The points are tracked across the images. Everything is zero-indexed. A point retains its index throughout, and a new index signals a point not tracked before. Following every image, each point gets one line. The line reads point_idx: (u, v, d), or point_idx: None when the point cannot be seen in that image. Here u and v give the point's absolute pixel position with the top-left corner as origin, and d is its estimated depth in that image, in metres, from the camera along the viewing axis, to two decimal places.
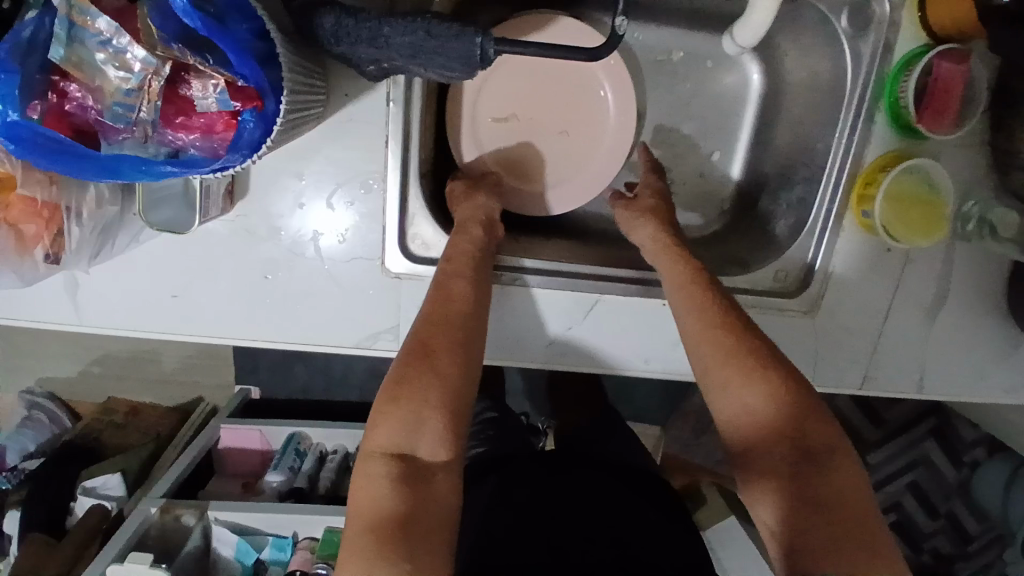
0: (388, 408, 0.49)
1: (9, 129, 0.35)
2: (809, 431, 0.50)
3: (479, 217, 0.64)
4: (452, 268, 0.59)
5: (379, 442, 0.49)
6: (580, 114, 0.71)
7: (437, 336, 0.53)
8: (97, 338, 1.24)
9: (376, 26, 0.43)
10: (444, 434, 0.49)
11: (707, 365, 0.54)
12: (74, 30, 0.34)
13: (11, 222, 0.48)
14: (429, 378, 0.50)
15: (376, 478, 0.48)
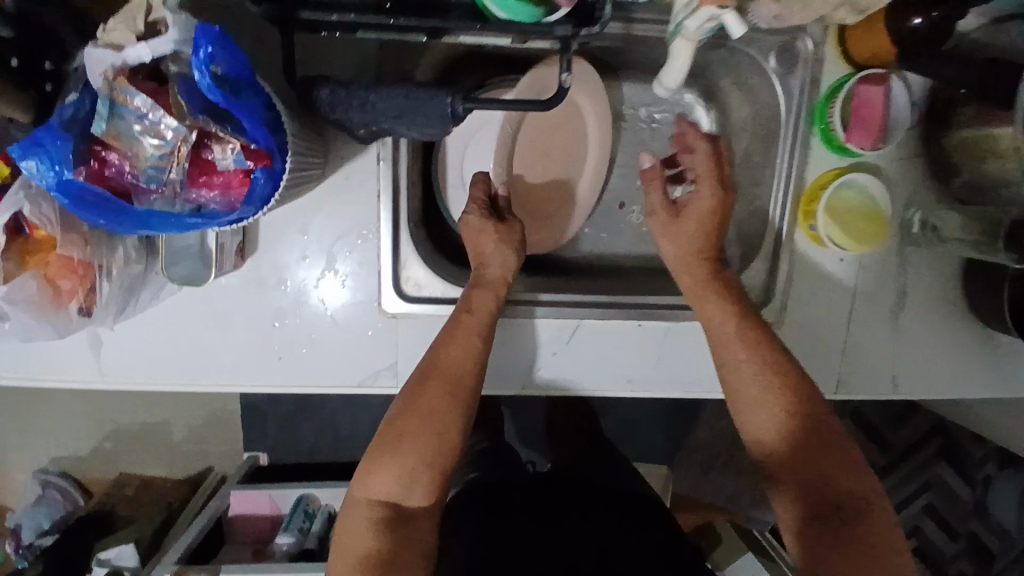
0: (386, 462, 0.58)
1: (61, 186, 0.40)
2: (841, 487, 0.57)
3: (505, 281, 0.68)
4: (471, 320, 0.64)
5: (373, 490, 0.58)
6: (573, 144, 0.80)
7: (440, 398, 0.60)
8: (108, 414, 1.28)
9: (365, 95, 0.51)
10: (430, 488, 0.59)
11: (743, 407, 0.61)
12: (115, 107, 0.41)
13: (50, 279, 0.53)
14: (426, 437, 0.59)
15: (362, 519, 0.58)
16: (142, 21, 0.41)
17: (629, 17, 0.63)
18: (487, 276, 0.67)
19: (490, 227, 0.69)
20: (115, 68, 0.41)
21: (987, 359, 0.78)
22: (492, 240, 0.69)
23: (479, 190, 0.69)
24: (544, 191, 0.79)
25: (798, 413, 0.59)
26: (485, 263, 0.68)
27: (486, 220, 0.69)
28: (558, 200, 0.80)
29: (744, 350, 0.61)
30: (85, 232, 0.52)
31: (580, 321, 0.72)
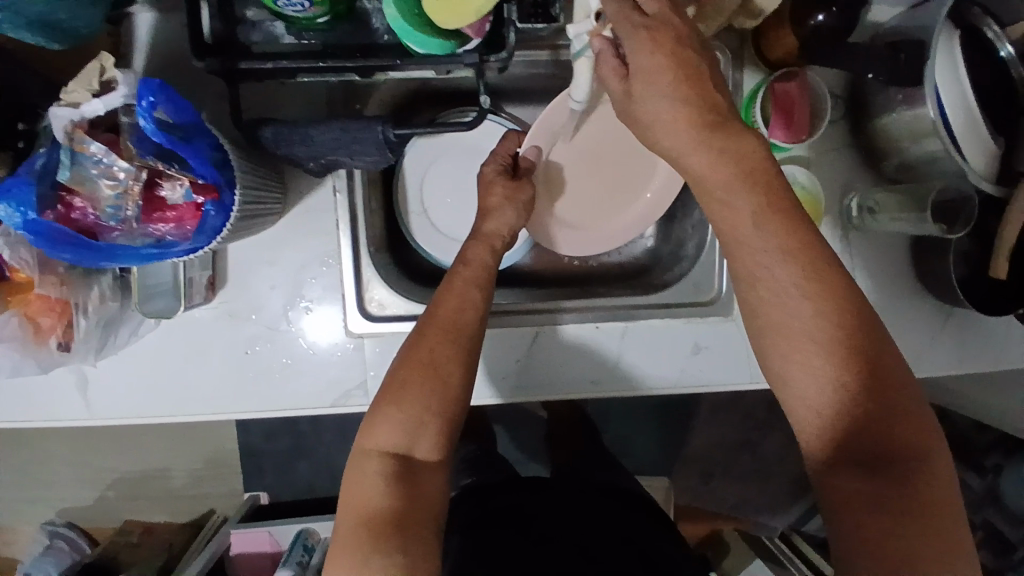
0: (391, 413, 0.57)
1: (29, 225, 0.45)
2: (879, 394, 0.50)
3: (502, 235, 0.69)
4: (467, 272, 0.65)
5: (379, 444, 0.57)
6: (631, 176, 0.80)
7: (441, 345, 0.59)
8: (111, 463, 1.31)
9: (304, 130, 0.56)
10: (438, 438, 0.58)
11: (776, 325, 0.52)
12: (74, 155, 0.47)
13: (32, 316, 0.59)
14: (429, 383, 0.58)
15: (369, 475, 0.55)
16: (96, 80, 0.46)
17: (554, 42, 0.67)
18: (485, 230, 0.69)
19: (500, 179, 0.71)
20: (74, 122, 0.46)
21: (949, 335, 0.79)
22: (498, 194, 0.71)
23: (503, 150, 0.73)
24: (583, 194, 0.79)
25: (853, 331, 0.50)
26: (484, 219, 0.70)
27: (498, 175, 0.72)
28: (598, 210, 0.80)
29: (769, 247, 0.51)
30: (62, 274, 0.58)
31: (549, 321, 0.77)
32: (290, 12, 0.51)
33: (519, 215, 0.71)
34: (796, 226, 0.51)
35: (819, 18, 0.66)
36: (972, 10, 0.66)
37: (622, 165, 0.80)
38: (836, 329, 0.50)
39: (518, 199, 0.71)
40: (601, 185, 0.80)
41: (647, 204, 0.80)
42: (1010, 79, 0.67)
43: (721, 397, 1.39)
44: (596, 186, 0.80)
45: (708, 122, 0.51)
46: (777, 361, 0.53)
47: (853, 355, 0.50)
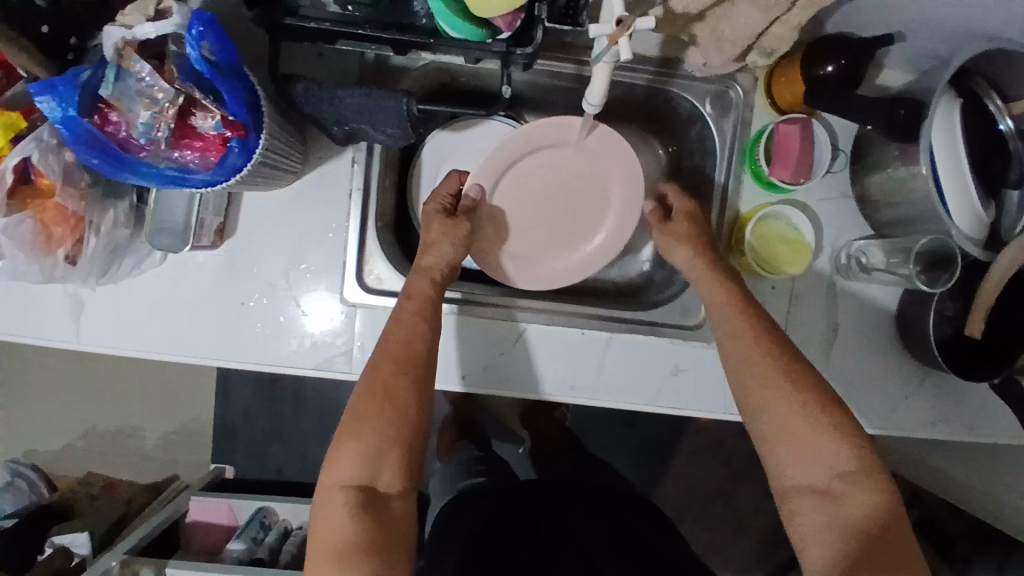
0: (352, 445, 0.59)
1: (66, 122, 0.48)
2: (853, 459, 0.58)
3: (442, 268, 0.70)
4: (412, 306, 0.66)
5: (341, 478, 0.59)
6: (590, 210, 0.80)
7: (394, 380, 0.61)
8: (87, 412, 1.32)
9: (333, 91, 0.60)
10: (398, 467, 0.60)
11: (764, 401, 0.61)
12: (120, 71, 0.50)
13: (45, 224, 0.61)
14: (386, 416, 0.60)
15: (335, 507, 0.58)
16: (153, 7, 0.50)
17: (580, 58, 0.72)
18: (427, 265, 0.69)
19: (439, 219, 0.70)
20: (125, 40, 0.49)
21: (926, 396, 0.80)
22: (438, 230, 0.70)
23: (446, 186, 0.74)
24: (541, 229, 0.79)
25: (809, 403, 0.60)
26: (426, 251, 0.70)
27: (440, 213, 0.72)
28: (555, 246, 0.80)
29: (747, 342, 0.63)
30: (83, 189, 0.61)
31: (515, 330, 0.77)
32: None
33: (458, 246, 0.70)
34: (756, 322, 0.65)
35: (828, 69, 0.70)
36: (977, 80, 0.69)
37: (580, 199, 0.79)
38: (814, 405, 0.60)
39: (457, 236, 0.70)
40: (560, 217, 0.79)
41: (610, 233, 0.80)
42: (1007, 151, 0.71)
43: (700, 443, 1.38)
44: (553, 219, 0.79)
45: (701, 245, 0.72)
46: (765, 438, 0.61)
47: (833, 425, 0.59)
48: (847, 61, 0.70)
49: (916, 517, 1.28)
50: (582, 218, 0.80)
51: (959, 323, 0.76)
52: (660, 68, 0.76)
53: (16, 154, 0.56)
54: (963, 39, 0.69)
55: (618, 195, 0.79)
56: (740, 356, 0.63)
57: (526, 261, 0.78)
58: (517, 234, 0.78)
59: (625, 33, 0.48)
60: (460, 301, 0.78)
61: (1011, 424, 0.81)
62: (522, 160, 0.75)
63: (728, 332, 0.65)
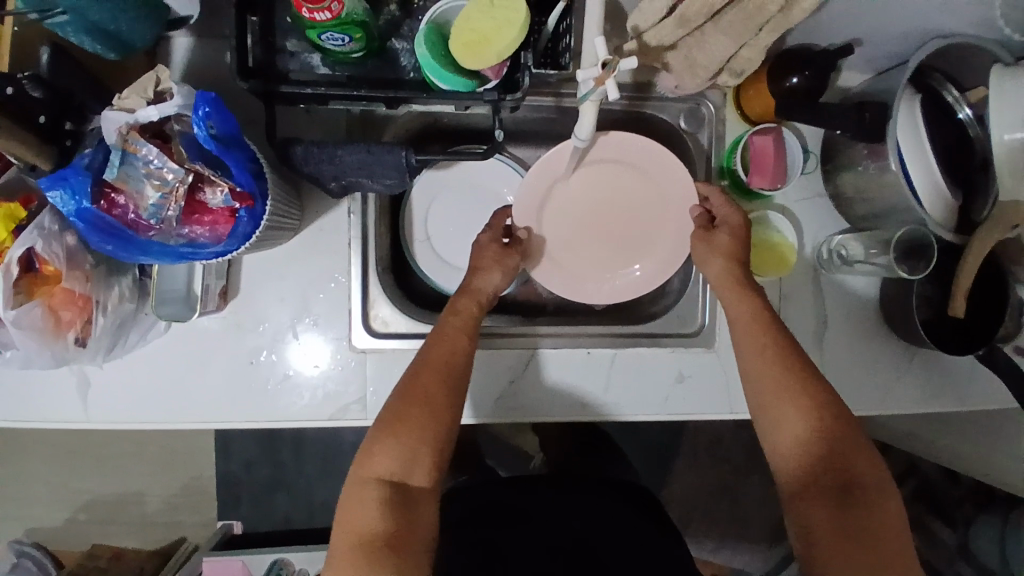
0: (390, 442, 0.59)
1: (79, 213, 0.49)
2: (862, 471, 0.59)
3: (488, 293, 0.72)
4: (456, 320, 0.68)
5: (376, 471, 0.59)
6: (641, 234, 0.81)
7: (433, 383, 0.62)
8: (84, 482, 1.28)
9: (332, 150, 0.62)
10: (431, 468, 0.60)
11: (773, 381, 0.63)
12: (126, 155, 0.51)
13: (53, 308, 0.60)
14: (425, 416, 0.61)
15: (366, 501, 0.57)
16: (152, 89, 0.51)
17: (558, 90, 0.75)
18: (473, 282, 0.72)
19: (492, 246, 0.74)
20: (128, 124, 0.50)
21: (916, 375, 0.84)
22: (490, 256, 0.74)
23: (498, 219, 0.78)
24: (586, 248, 0.81)
25: (812, 374, 0.63)
26: (474, 278, 0.72)
27: (492, 243, 0.75)
28: (596, 266, 0.81)
29: (759, 354, 0.65)
30: (87, 270, 0.61)
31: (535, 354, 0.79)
32: (329, 44, 0.56)
33: (507, 278, 0.73)
34: (751, 303, 0.68)
35: (794, 80, 0.74)
36: (933, 75, 0.74)
37: (628, 223, 0.81)
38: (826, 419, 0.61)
39: (504, 261, 0.74)
40: (607, 241, 0.81)
41: (651, 268, 0.81)
42: (968, 138, 0.75)
43: (703, 441, 1.41)
44: (603, 236, 0.81)
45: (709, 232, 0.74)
46: (774, 447, 0.63)
47: (842, 419, 0.61)
48: (811, 73, 0.74)
49: (915, 488, 1.33)
50: (632, 241, 0.81)
51: (938, 303, 0.81)
52: (635, 93, 0.80)
53: (19, 245, 0.56)
54: (912, 42, 0.75)
55: (672, 222, 0.80)
56: (753, 366, 0.65)
57: (565, 267, 0.80)
58: (562, 249, 0.80)
59: (612, 75, 0.51)
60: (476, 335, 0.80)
61: (999, 393, 0.85)
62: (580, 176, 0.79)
63: (744, 313, 0.68)
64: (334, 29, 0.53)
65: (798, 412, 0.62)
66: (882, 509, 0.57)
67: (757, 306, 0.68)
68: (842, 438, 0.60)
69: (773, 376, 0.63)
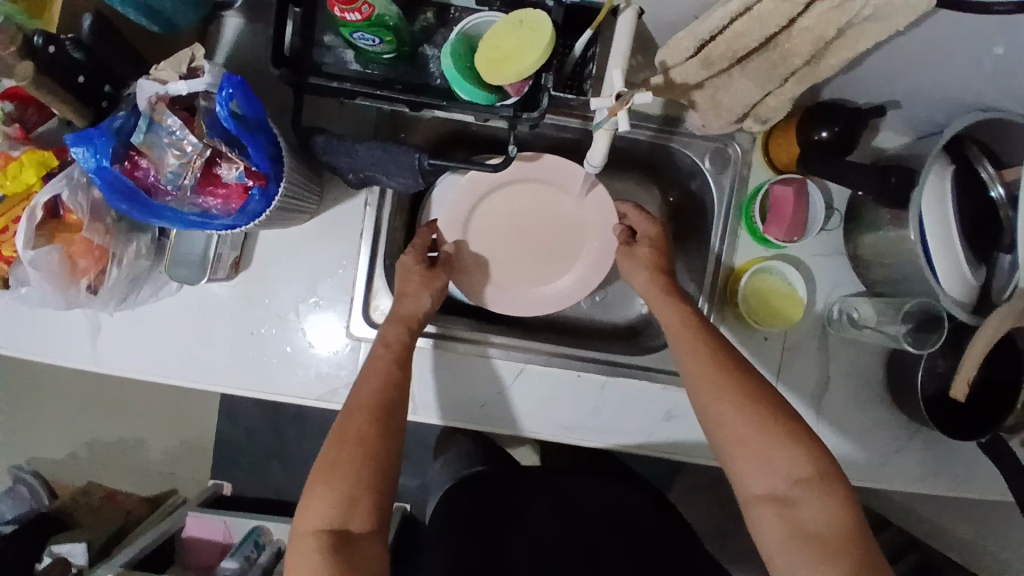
0: (325, 490, 0.59)
1: (99, 171, 0.52)
2: (808, 463, 0.58)
3: (419, 318, 0.73)
4: (387, 353, 0.69)
5: (313, 523, 0.58)
6: (567, 248, 0.82)
7: (365, 424, 0.63)
8: (92, 421, 1.35)
9: (351, 145, 0.64)
10: (371, 509, 0.60)
11: (716, 404, 0.62)
12: (152, 123, 0.54)
13: (71, 256, 0.64)
14: (357, 458, 0.61)
15: (307, 554, 0.57)
16: (186, 65, 0.54)
17: (585, 114, 0.76)
18: (405, 303, 0.73)
19: (417, 270, 0.74)
20: (158, 95, 0.54)
21: (917, 451, 0.81)
22: (417, 280, 0.74)
23: (421, 237, 0.78)
24: (517, 260, 0.81)
25: (756, 394, 0.62)
26: (402, 304, 0.73)
27: (417, 263, 0.75)
28: (531, 276, 0.82)
29: (703, 357, 0.65)
30: (108, 225, 0.64)
31: (494, 371, 0.79)
32: (362, 43, 0.59)
33: (436, 299, 0.75)
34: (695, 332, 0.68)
35: (822, 134, 0.73)
36: (969, 146, 0.71)
37: (554, 232, 0.82)
38: (770, 414, 0.60)
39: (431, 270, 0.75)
40: (537, 249, 0.82)
41: (584, 269, 0.82)
42: (997, 218, 0.72)
43: (695, 481, 1.38)
44: (530, 255, 0.82)
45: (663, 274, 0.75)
46: (727, 451, 0.61)
47: (792, 437, 0.59)
48: (841, 128, 0.72)
49: None
50: (560, 257, 0.82)
51: (947, 380, 0.78)
52: (662, 126, 0.80)
53: (47, 192, 0.60)
54: (954, 111, 0.73)
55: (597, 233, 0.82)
56: (694, 378, 0.65)
57: (509, 292, 0.80)
58: (500, 269, 0.81)
59: (623, 107, 0.52)
60: (466, 337, 0.80)
61: (1000, 484, 0.82)
62: (497, 196, 0.81)
63: (677, 338, 0.68)
64: (364, 29, 0.55)
65: (744, 408, 0.61)
66: (837, 502, 0.56)
67: (692, 331, 0.68)
68: (789, 430, 0.59)
69: (714, 380, 0.63)
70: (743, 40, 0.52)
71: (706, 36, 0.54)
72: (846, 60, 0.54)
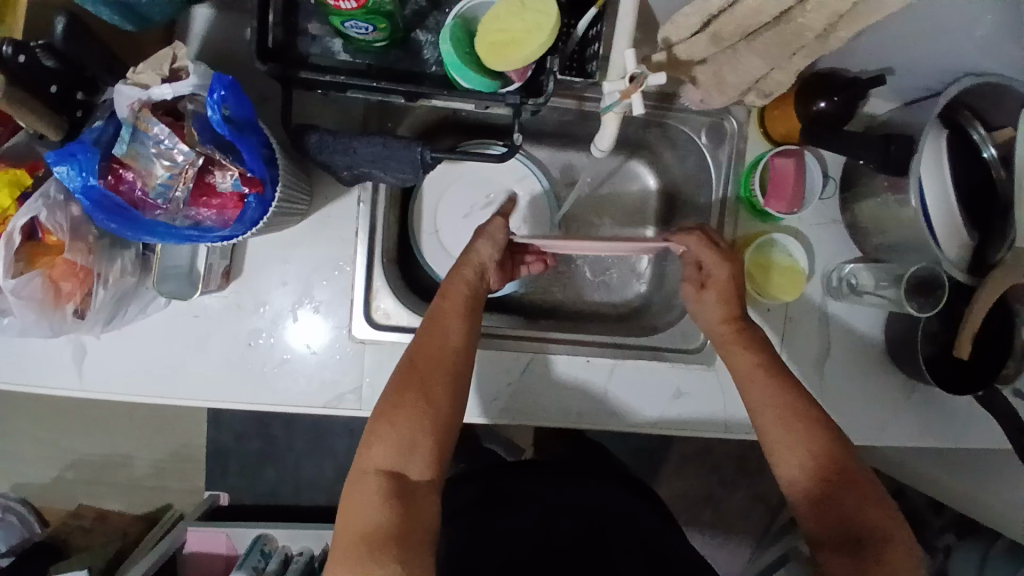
0: (385, 432, 0.57)
1: (86, 190, 0.48)
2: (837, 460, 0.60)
3: (480, 267, 0.69)
4: (446, 302, 0.65)
5: (375, 462, 0.57)
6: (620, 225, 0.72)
7: (431, 369, 0.61)
8: (73, 442, 1.29)
9: (347, 141, 0.61)
10: (430, 458, 0.58)
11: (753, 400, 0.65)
12: (136, 132, 0.50)
13: (53, 280, 0.60)
14: (422, 401, 0.59)
15: (367, 496, 0.55)
16: (168, 67, 0.50)
17: (580, 95, 0.73)
18: (463, 258, 0.68)
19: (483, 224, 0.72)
20: (141, 101, 0.50)
21: (918, 409, 0.84)
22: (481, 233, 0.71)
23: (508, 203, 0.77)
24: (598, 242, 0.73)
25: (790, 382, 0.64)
26: (472, 252, 0.69)
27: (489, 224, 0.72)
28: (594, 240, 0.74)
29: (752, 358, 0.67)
30: (90, 243, 0.60)
31: (520, 363, 0.78)
32: (353, 33, 0.55)
33: (499, 251, 0.70)
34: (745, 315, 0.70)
35: (821, 105, 0.74)
36: (962, 111, 0.72)
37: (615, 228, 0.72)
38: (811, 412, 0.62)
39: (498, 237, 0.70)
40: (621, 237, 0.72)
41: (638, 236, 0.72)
42: (991, 179, 0.73)
43: (691, 449, 1.40)
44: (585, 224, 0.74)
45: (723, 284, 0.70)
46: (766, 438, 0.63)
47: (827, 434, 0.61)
48: (840, 99, 0.73)
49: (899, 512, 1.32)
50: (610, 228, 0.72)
51: (943, 340, 0.80)
52: (658, 103, 0.79)
53: (23, 214, 0.56)
54: (944, 75, 0.73)
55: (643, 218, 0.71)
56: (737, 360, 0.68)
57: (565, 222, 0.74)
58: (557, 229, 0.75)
59: (639, 90, 0.51)
60: (508, 334, 0.80)
61: (993, 435, 0.85)
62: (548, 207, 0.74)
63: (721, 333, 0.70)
64: (359, 17, 0.53)
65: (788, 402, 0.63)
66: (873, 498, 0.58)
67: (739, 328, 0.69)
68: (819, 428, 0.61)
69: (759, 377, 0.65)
70: (758, 15, 0.52)
71: (715, 12, 0.53)
72: (856, 31, 0.54)
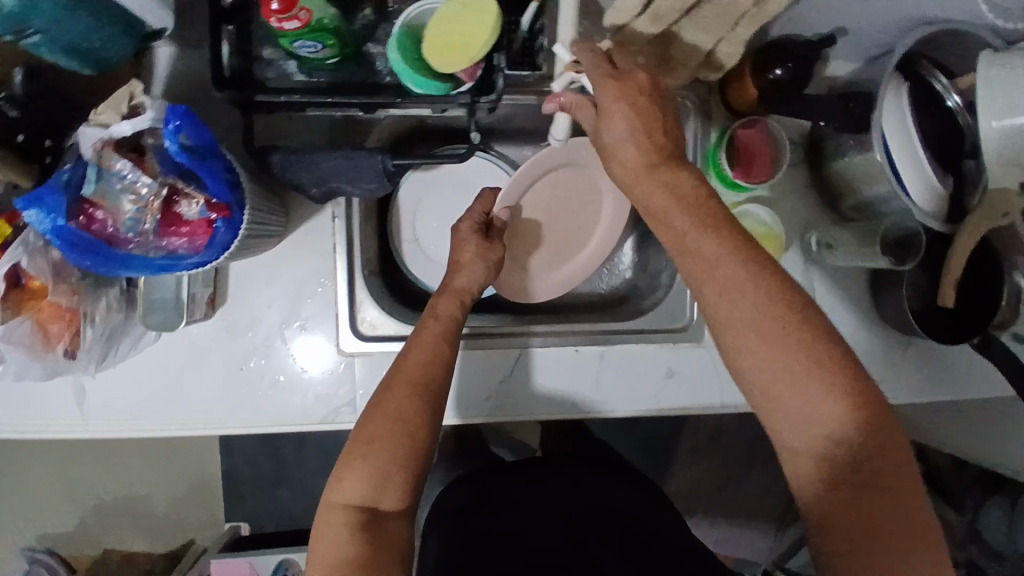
0: (357, 465, 0.58)
1: (56, 231, 0.50)
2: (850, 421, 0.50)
3: (471, 289, 0.73)
4: (434, 326, 0.68)
5: (345, 496, 0.58)
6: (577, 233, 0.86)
7: (408, 398, 0.61)
8: (91, 488, 1.31)
9: (310, 157, 0.63)
10: (401, 491, 0.60)
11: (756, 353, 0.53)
12: (101, 171, 0.52)
13: (42, 323, 0.64)
14: (396, 434, 0.60)
15: (335, 529, 0.57)
16: (125, 104, 0.52)
17: None
18: (451, 284, 0.72)
19: (474, 236, 0.75)
20: (102, 140, 0.52)
21: (915, 364, 0.83)
22: (471, 249, 0.75)
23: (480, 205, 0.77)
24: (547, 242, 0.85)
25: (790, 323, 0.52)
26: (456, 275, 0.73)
27: (472, 232, 0.76)
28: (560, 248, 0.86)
29: (760, 308, 0.52)
30: (74, 285, 0.63)
31: (512, 361, 0.78)
32: (304, 53, 0.57)
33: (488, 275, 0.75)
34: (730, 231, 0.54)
35: (777, 72, 0.74)
36: (920, 61, 0.73)
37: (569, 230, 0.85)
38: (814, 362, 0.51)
39: (478, 258, 0.74)
40: (543, 245, 0.85)
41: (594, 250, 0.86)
42: (958, 126, 0.74)
43: (703, 433, 1.39)
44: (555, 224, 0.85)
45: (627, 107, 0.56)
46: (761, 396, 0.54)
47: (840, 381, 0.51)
48: (795, 65, 0.74)
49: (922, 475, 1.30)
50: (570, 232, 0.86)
51: (931, 291, 0.80)
52: None
53: (5, 261, 0.59)
54: (898, 29, 0.74)
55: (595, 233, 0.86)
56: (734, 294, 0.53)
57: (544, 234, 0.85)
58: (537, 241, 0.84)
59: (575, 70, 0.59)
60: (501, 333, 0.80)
61: (996, 382, 0.84)
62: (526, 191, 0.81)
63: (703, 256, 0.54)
64: (306, 36, 0.54)
65: (803, 365, 0.51)
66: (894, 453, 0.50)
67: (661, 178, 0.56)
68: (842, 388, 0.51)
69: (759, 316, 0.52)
70: None
71: None
72: None
